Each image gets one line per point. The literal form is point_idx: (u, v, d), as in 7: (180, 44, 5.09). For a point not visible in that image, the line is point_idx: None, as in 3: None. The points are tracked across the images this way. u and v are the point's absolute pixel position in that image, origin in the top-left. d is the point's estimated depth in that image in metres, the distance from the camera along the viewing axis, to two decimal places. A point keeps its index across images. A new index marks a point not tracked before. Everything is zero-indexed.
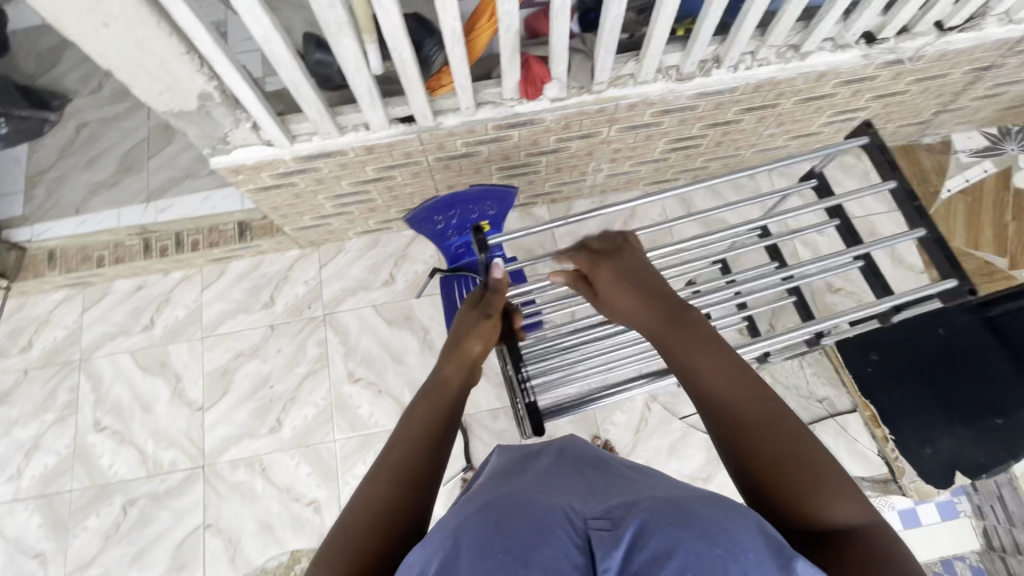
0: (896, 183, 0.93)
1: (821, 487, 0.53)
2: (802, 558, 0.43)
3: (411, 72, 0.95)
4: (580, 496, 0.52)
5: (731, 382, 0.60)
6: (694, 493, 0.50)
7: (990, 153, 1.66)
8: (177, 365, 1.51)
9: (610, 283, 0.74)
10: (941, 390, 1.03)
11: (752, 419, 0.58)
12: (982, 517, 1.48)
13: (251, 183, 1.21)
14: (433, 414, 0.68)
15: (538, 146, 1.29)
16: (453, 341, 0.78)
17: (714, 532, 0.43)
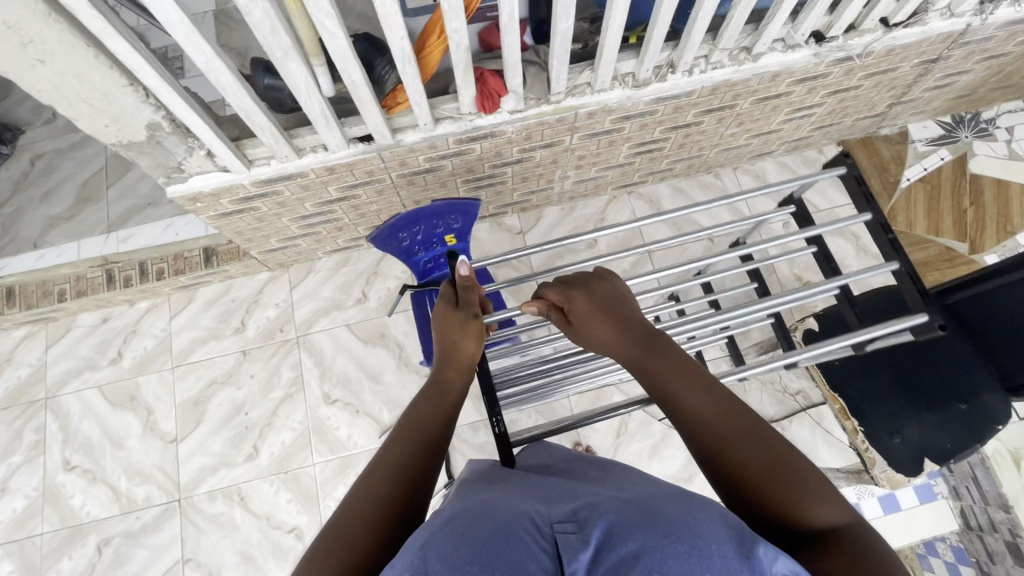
0: (871, 215, 0.88)
1: (807, 491, 0.50)
2: (763, 543, 0.42)
3: (363, 92, 0.94)
4: (542, 500, 0.49)
5: (704, 392, 0.58)
6: (660, 493, 0.48)
7: (945, 141, 1.70)
8: (148, 397, 1.47)
9: (579, 308, 0.69)
10: (908, 379, 1.06)
11: (736, 433, 0.54)
12: (959, 498, 1.51)
13: (211, 209, 1.19)
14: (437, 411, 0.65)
15: (501, 157, 1.29)
16: (444, 344, 0.74)
17: (684, 530, 0.42)
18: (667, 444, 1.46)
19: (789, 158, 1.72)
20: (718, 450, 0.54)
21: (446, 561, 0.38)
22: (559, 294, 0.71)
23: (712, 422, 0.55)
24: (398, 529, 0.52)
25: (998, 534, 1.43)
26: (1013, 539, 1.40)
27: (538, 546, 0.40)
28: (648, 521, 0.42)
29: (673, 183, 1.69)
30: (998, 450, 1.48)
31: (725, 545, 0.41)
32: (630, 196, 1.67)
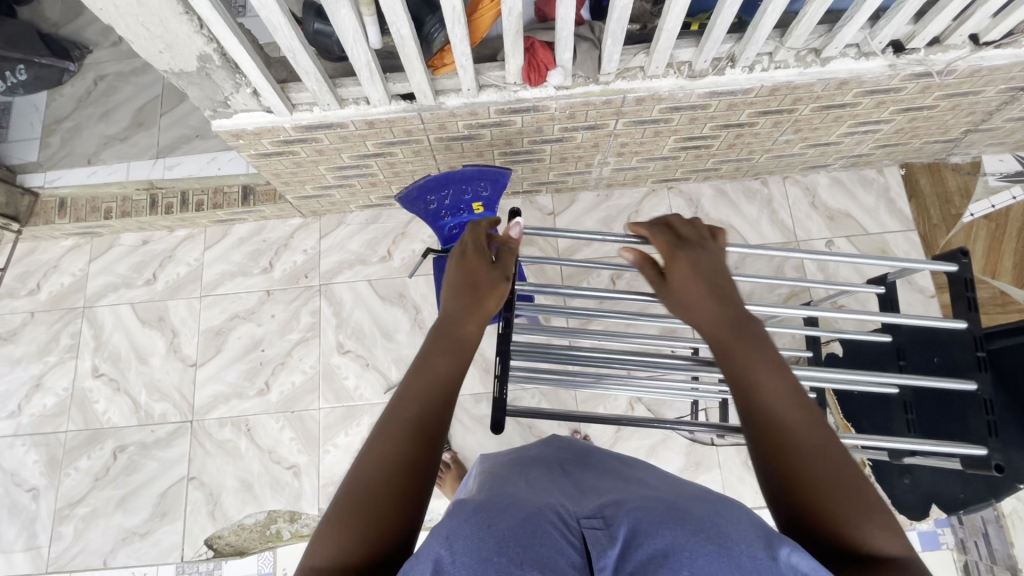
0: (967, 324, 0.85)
1: (867, 511, 0.50)
2: (790, 545, 0.43)
3: (410, 48, 0.94)
4: (569, 495, 0.52)
5: (784, 399, 0.56)
6: (692, 495, 0.50)
7: (1020, 178, 1.58)
8: (175, 321, 1.54)
9: (677, 270, 0.68)
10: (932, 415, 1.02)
11: (804, 440, 0.54)
12: (965, 551, 1.44)
13: (252, 148, 1.21)
14: (451, 366, 0.63)
15: (541, 133, 1.26)
16: (468, 291, 0.70)
17: (712, 530, 0.44)
18: (666, 446, 1.45)
19: (845, 174, 1.63)
20: (784, 454, 0.53)
21: (473, 552, 0.41)
22: (666, 247, 0.70)
23: (785, 423, 0.55)
24: (417, 480, 0.54)
25: None
26: None
27: (565, 542, 0.43)
28: (677, 521, 0.45)
29: (716, 185, 1.63)
30: (1016, 510, 1.43)
31: (753, 546, 0.43)
32: (670, 192, 1.62)
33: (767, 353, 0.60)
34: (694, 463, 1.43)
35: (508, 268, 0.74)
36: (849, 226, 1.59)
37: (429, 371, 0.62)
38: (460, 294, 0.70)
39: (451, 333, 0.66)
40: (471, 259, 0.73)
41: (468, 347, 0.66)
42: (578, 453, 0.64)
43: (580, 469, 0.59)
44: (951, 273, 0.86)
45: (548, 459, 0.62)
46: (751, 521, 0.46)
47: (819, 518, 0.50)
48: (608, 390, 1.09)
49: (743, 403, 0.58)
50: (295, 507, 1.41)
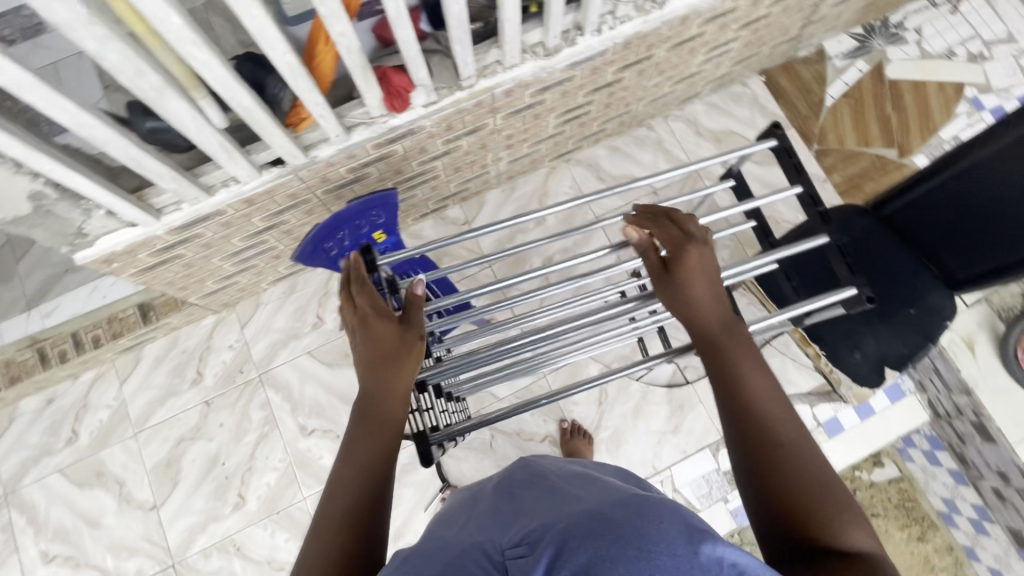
0: (802, 186, 0.90)
1: (838, 507, 0.54)
2: (709, 541, 0.43)
3: (258, 117, 0.88)
4: (505, 523, 0.53)
5: (768, 399, 0.62)
6: (620, 500, 0.50)
7: (859, 53, 1.73)
8: (116, 469, 1.40)
9: (677, 262, 0.72)
10: (873, 278, 1.13)
11: (787, 433, 0.59)
12: (924, 391, 1.62)
13: (131, 266, 1.12)
14: (376, 449, 0.63)
15: (427, 152, 1.24)
16: (376, 358, 0.68)
17: (634, 534, 0.44)
18: (648, 401, 1.49)
19: (716, 96, 1.71)
20: (767, 437, 0.59)
21: None
22: (679, 244, 0.73)
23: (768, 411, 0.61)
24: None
25: (965, 417, 1.52)
26: (977, 418, 1.48)
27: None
28: (598, 530, 0.45)
29: (608, 143, 1.66)
30: (953, 340, 1.52)
31: (673, 544, 0.43)
32: (569, 164, 1.64)
33: (754, 360, 0.65)
34: (678, 406, 1.49)
35: (419, 326, 0.71)
36: (736, 141, 1.68)
37: (358, 459, 0.62)
38: (367, 365, 0.67)
39: (368, 412, 0.65)
40: (368, 326, 0.69)
41: (388, 425, 0.65)
42: (530, 480, 0.63)
43: (527, 499, 0.57)
44: (777, 146, 0.91)
45: (498, 494, 0.61)
46: (675, 515, 0.46)
47: (794, 500, 0.54)
48: (560, 358, 1.11)
49: (727, 389, 0.64)
50: None
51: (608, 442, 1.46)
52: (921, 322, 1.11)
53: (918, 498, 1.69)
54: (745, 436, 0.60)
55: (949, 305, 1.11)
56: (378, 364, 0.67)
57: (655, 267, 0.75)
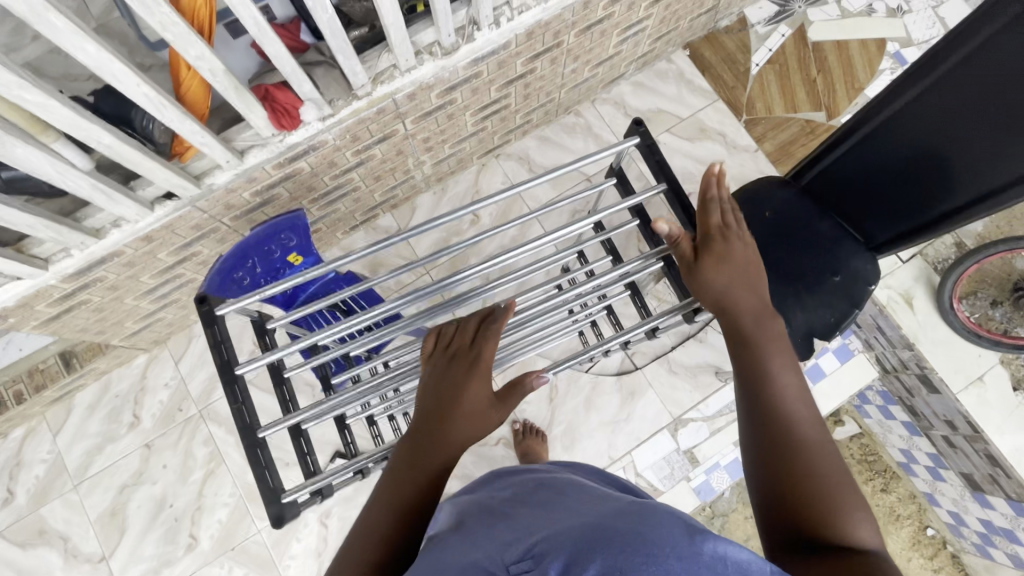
0: (669, 184, 0.84)
1: (847, 510, 0.49)
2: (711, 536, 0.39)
3: (129, 153, 0.83)
4: (501, 535, 0.47)
5: (793, 397, 0.56)
6: (620, 508, 0.44)
7: (781, 17, 1.71)
8: (59, 525, 1.35)
9: (716, 253, 0.66)
10: (798, 249, 1.13)
11: (803, 430, 0.54)
12: (872, 347, 1.65)
13: (31, 318, 1.06)
14: (412, 486, 0.55)
15: (337, 165, 1.19)
16: (438, 402, 0.59)
17: (638, 540, 0.39)
18: (599, 391, 1.49)
19: (642, 75, 1.68)
20: (786, 445, 0.53)
21: None
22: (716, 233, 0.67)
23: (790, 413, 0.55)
24: None
25: (910, 370, 1.54)
26: (921, 370, 1.49)
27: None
28: (598, 539, 0.40)
29: (537, 134, 1.63)
30: (891, 297, 1.53)
31: (677, 544, 0.38)
32: (499, 159, 1.61)
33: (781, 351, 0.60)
34: (628, 393, 1.49)
35: (509, 409, 0.61)
36: (666, 120, 1.65)
37: (389, 493, 0.55)
38: (434, 396, 0.60)
39: (424, 443, 0.57)
40: (459, 364, 0.62)
41: (431, 468, 0.56)
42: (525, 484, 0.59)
43: (521, 505, 0.53)
44: (641, 144, 0.85)
45: (491, 499, 0.57)
46: (675, 518, 0.41)
47: (806, 504, 0.50)
48: (498, 365, 1.03)
49: (747, 388, 0.58)
50: None
51: (563, 437, 1.46)
52: (846, 289, 1.10)
53: (878, 451, 1.82)
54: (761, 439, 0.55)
55: (872, 269, 1.11)
56: (442, 411, 0.59)
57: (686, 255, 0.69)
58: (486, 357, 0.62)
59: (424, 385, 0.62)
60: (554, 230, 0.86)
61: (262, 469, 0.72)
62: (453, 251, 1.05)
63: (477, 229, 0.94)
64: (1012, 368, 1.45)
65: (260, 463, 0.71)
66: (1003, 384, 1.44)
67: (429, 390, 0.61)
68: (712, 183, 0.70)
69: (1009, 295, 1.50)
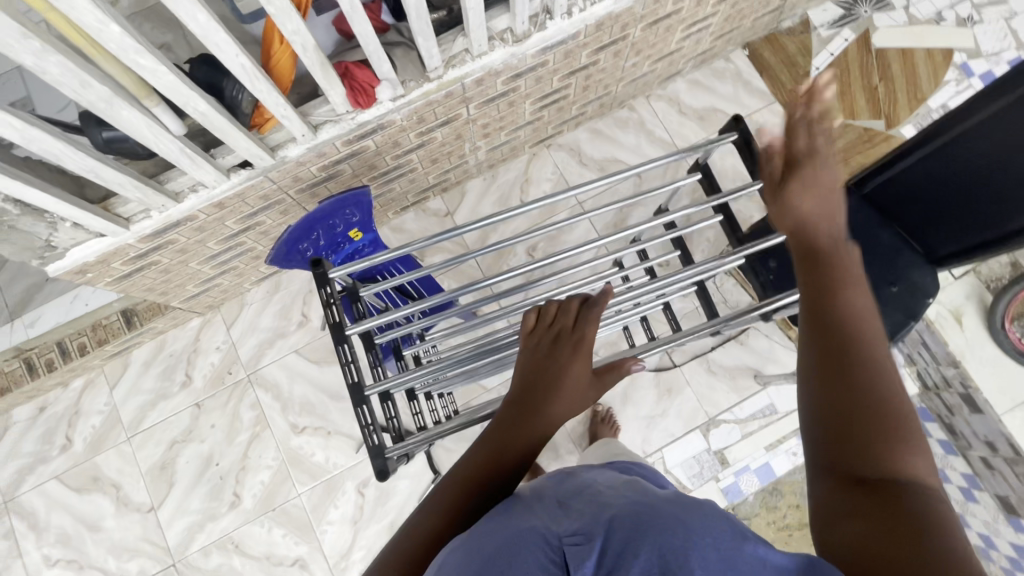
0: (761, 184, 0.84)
1: (902, 444, 0.46)
2: (755, 539, 0.41)
3: (218, 121, 0.86)
4: (553, 509, 0.49)
5: (862, 321, 0.54)
6: (669, 496, 0.47)
7: (846, 21, 1.68)
8: (112, 474, 1.41)
9: (801, 176, 0.65)
10: (861, 257, 1.12)
11: (871, 356, 0.51)
12: (913, 363, 1.61)
13: (107, 275, 1.11)
14: (491, 456, 0.58)
15: (400, 146, 1.21)
16: (543, 376, 0.62)
17: (677, 523, 0.41)
18: (636, 386, 1.51)
19: (699, 73, 1.66)
20: (849, 364, 0.51)
21: None
22: (807, 149, 0.66)
23: (860, 337, 0.53)
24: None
25: (953, 389, 1.51)
26: (965, 390, 1.47)
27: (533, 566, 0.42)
28: (646, 519, 0.42)
29: (590, 126, 1.63)
30: (940, 313, 1.52)
31: (719, 536, 0.41)
32: (551, 149, 1.61)
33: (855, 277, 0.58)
34: (665, 390, 1.50)
35: (606, 386, 0.65)
36: (720, 119, 1.64)
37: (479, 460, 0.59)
38: (538, 371, 0.63)
39: (521, 412, 0.60)
40: (563, 347, 0.64)
41: (525, 442, 0.59)
42: (558, 476, 0.59)
43: (561, 488, 0.54)
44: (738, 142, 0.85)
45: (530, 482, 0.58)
46: (719, 510, 0.44)
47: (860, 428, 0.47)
48: None
49: (818, 309, 0.56)
50: None
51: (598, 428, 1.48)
52: (903, 300, 1.09)
53: None
54: (819, 354, 0.53)
55: (931, 281, 1.10)
56: (545, 382, 0.62)
57: (772, 174, 0.68)
58: (590, 338, 0.65)
59: (523, 357, 0.65)
60: (640, 224, 0.87)
61: (366, 425, 0.75)
62: (517, 239, 1.08)
63: (559, 219, 0.93)
64: None
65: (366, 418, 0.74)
66: None
67: (534, 362, 0.64)
68: (800, 103, 0.68)
69: None
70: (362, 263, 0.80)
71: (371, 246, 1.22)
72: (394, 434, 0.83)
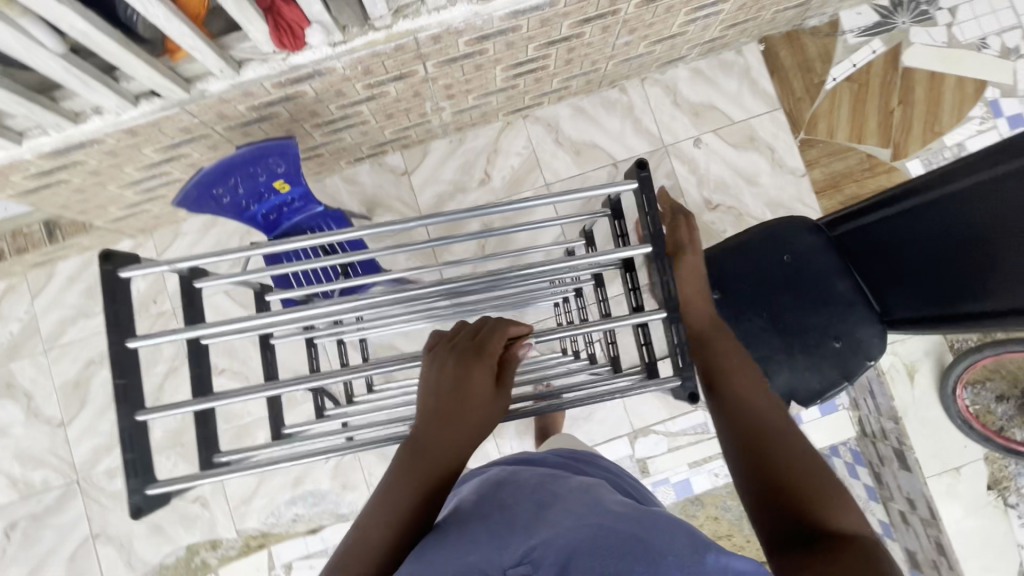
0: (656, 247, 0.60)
1: (828, 500, 0.53)
2: (715, 548, 0.41)
3: (104, 44, 0.76)
4: (497, 537, 0.46)
5: (757, 393, 0.64)
6: (620, 512, 0.46)
7: (879, 30, 1.51)
8: (25, 383, 1.40)
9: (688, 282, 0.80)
10: (815, 305, 1.04)
11: (773, 425, 0.60)
12: (857, 408, 1.57)
13: (8, 187, 1.03)
14: (403, 504, 0.52)
15: (345, 96, 1.10)
16: (438, 404, 0.55)
17: (640, 546, 0.41)
18: None
19: (704, 63, 1.51)
20: (758, 439, 0.59)
21: None
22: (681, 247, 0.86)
23: (758, 408, 0.62)
24: None
25: (888, 441, 1.48)
26: (898, 446, 1.44)
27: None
28: (603, 543, 0.41)
29: (573, 102, 1.50)
30: (893, 363, 1.44)
31: (680, 553, 0.40)
32: (527, 121, 1.49)
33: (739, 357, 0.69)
34: None
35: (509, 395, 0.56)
36: (715, 119, 1.51)
37: (384, 498, 0.52)
38: (431, 400, 0.55)
39: (421, 449, 0.54)
40: (457, 365, 0.55)
41: (422, 481, 0.52)
42: (499, 478, 0.57)
43: (506, 498, 0.52)
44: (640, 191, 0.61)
45: (473, 496, 0.55)
46: (679, 528, 0.43)
47: (790, 496, 0.53)
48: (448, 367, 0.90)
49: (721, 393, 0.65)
50: (214, 534, 1.39)
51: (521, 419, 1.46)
52: (843, 358, 1.03)
53: None
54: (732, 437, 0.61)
55: (877, 344, 1.02)
56: (440, 412, 0.54)
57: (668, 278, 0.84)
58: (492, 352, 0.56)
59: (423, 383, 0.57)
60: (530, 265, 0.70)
61: (128, 457, 0.54)
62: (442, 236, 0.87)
63: (484, 235, 0.74)
64: (993, 466, 1.40)
65: (130, 450, 0.54)
66: (977, 480, 1.40)
67: (429, 388, 0.56)
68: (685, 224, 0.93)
69: (1020, 394, 1.41)
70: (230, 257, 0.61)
71: (303, 201, 1.14)
72: (203, 450, 0.66)
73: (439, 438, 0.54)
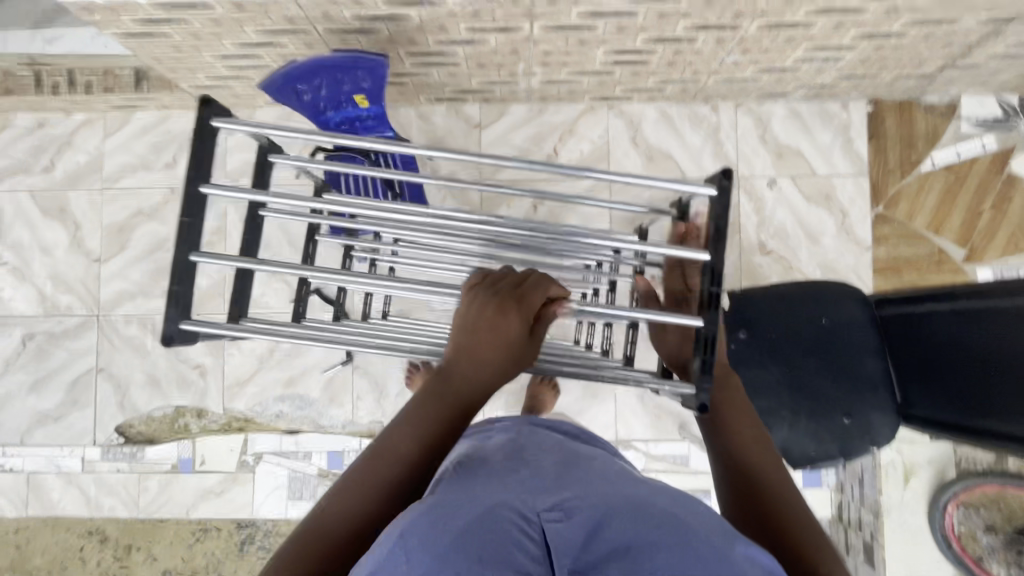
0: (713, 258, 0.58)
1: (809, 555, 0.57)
2: (743, 541, 0.44)
3: None
4: (531, 481, 0.51)
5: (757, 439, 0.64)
6: (655, 489, 0.50)
7: (997, 126, 1.42)
8: (77, 213, 1.48)
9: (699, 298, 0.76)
10: (838, 375, 1.02)
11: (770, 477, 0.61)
12: (841, 492, 1.42)
13: (115, 26, 1.07)
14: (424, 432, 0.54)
15: (446, 32, 1.10)
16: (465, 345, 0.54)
17: (674, 522, 0.45)
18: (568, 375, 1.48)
19: (805, 106, 1.46)
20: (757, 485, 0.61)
21: (430, 551, 0.43)
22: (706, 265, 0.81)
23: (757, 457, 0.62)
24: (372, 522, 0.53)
25: (861, 533, 1.42)
26: (870, 540, 1.40)
27: (524, 542, 0.43)
28: (638, 513, 0.46)
29: (661, 106, 1.47)
30: (893, 461, 1.41)
31: (710, 535, 0.44)
32: (610, 111, 1.47)
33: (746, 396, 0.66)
34: (592, 393, 1.47)
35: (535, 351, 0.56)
36: (797, 165, 1.46)
37: (409, 431, 0.54)
38: (460, 342, 0.55)
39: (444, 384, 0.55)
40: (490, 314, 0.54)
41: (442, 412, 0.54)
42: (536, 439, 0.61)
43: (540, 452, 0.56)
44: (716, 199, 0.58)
45: (496, 449, 0.58)
46: (710, 513, 0.48)
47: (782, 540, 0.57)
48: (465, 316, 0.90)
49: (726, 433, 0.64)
50: (201, 404, 1.47)
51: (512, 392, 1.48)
52: (847, 436, 1.01)
53: None
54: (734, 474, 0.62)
55: (886, 433, 1.00)
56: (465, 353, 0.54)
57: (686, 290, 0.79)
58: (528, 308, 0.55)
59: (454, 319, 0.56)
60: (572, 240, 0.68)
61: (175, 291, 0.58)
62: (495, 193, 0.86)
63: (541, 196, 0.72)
64: None
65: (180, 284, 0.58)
66: None
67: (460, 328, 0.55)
68: None
69: (1011, 530, 1.37)
70: (309, 138, 0.62)
71: (376, 121, 1.13)
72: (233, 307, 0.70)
73: (470, 375, 0.54)
